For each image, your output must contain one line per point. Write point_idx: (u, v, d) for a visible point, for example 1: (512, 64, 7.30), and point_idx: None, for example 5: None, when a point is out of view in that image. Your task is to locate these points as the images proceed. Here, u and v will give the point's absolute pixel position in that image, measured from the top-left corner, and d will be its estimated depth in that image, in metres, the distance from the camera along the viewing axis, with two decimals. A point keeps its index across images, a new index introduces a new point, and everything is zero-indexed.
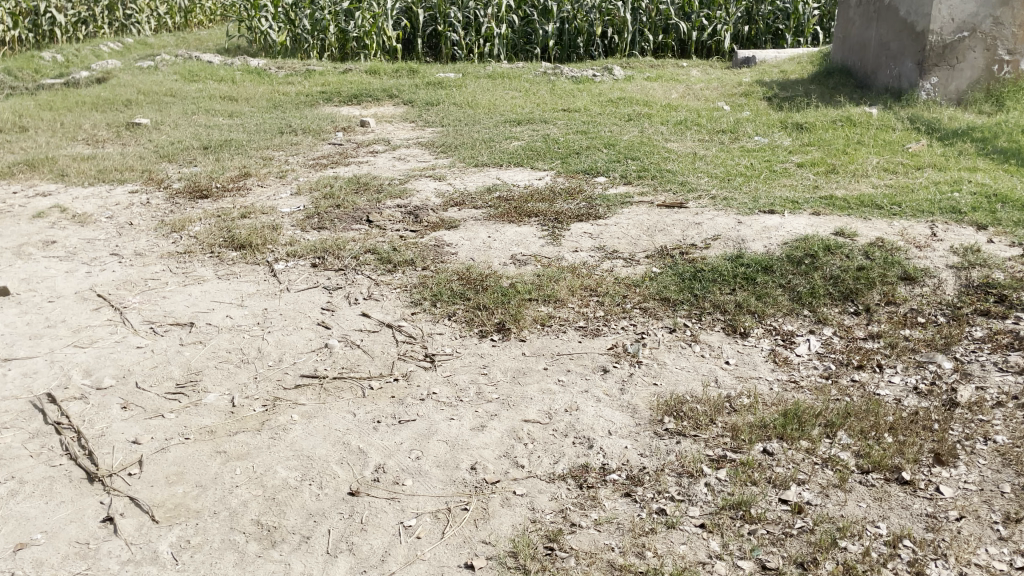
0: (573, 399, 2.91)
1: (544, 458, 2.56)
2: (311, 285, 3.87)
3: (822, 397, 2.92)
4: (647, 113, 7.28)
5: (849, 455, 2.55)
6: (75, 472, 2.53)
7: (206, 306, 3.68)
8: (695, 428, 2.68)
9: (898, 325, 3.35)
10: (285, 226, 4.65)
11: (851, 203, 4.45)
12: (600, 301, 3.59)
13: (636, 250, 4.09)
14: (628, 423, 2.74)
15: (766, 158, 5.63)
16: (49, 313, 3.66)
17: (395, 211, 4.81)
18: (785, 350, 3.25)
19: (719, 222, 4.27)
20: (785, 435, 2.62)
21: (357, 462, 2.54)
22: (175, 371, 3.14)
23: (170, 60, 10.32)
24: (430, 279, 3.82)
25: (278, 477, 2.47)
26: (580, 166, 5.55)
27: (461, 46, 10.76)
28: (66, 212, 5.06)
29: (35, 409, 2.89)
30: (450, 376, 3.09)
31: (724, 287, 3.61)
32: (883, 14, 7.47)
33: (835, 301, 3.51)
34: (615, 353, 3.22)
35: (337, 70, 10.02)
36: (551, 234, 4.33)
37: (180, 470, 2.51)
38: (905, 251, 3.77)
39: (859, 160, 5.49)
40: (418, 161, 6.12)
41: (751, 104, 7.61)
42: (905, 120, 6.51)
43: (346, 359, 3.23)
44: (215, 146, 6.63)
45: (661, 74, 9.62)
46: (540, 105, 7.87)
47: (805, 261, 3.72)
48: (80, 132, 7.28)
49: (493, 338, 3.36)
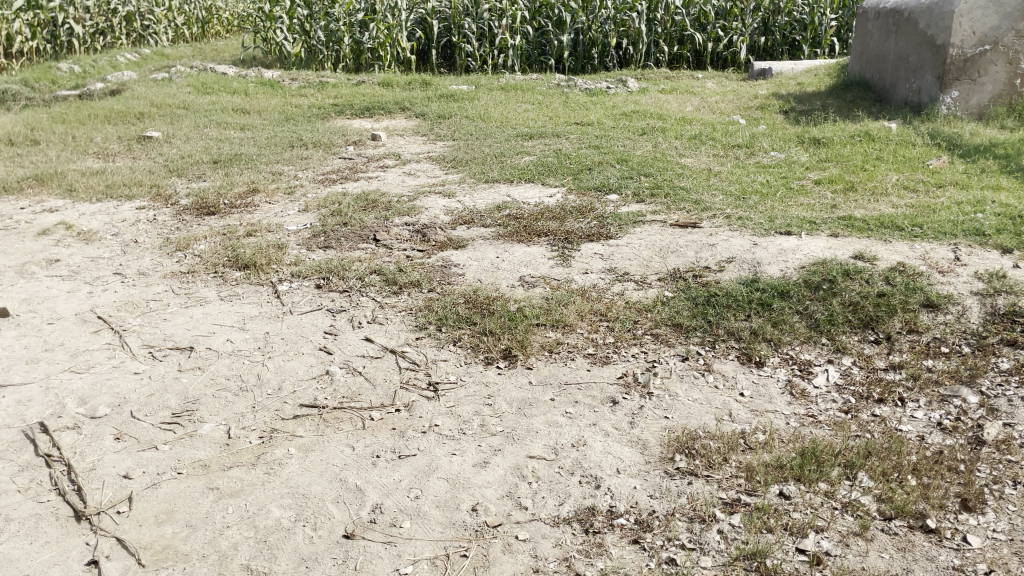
0: (580, 433, 2.80)
1: (548, 499, 2.46)
2: (314, 308, 3.79)
3: (841, 433, 2.79)
4: (661, 127, 7.17)
5: (870, 500, 2.42)
6: (62, 509, 2.45)
7: (207, 329, 3.60)
8: (707, 468, 2.57)
9: (921, 355, 3.22)
10: (290, 245, 4.57)
11: (870, 224, 4.32)
12: (610, 327, 3.48)
13: (647, 272, 3.97)
14: (637, 462, 2.62)
15: (782, 175, 5.50)
16: (48, 335, 3.59)
17: (403, 230, 4.72)
18: (802, 381, 3.12)
19: (733, 244, 4.15)
20: (803, 476, 2.50)
21: (354, 501, 2.44)
22: (171, 400, 3.05)
23: (184, 72, 10.31)
24: (436, 301, 3.72)
25: (271, 517, 2.38)
26: (592, 182, 5.45)
27: (475, 57, 10.71)
28: (72, 229, 5.00)
29: (27, 440, 2.82)
30: (453, 407, 2.98)
31: (739, 313, 3.49)
32: (903, 27, 7.34)
33: (854, 329, 3.39)
34: (625, 384, 3.11)
35: (350, 82, 9.96)
36: (561, 255, 4.23)
37: (170, 509, 2.43)
38: (927, 276, 3.64)
39: (878, 178, 5.35)
40: (428, 176, 6.04)
41: (767, 117, 7.49)
42: (925, 135, 6.36)
43: (347, 387, 3.13)
44: (225, 161, 6.58)
45: (675, 86, 9.50)
46: (554, 119, 7.78)
47: (823, 285, 3.60)
48: (91, 146, 7.26)
49: (499, 365, 3.25)
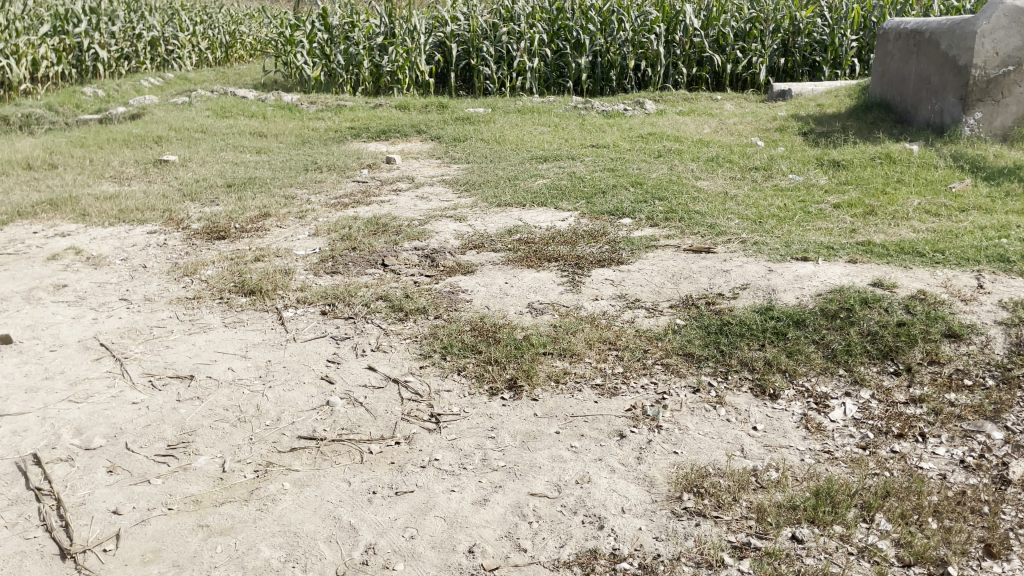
0: (585, 469, 2.70)
1: (549, 541, 2.37)
2: (318, 335, 3.71)
3: (859, 471, 2.66)
4: (678, 149, 7.09)
5: (889, 544, 2.30)
6: (48, 547, 2.41)
7: (208, 357, 3.53)
8: (717, 508, 2.46)
9: (943, 388, 3.09)
10: (297, 270, 4.51)
11: (890, 249, 4.19)
12: (619, 356, 3.37)
13: (659, 299, 3.87)
14: (643, 500, 2.52)
15: (801, 198, 5.39)
16: (49, 362, 3.54)
17: (412, 254, 4.65)
18: (818, 415, 2.99)
19: (748, 270, 4.04)
20: (816, 518, 2.38)
21: (347, 542, 2.38)
22: (167, 431, 2.98)
23: (204, 96, 10.36)
24: (442, 329, 3.64)
25: (260, 557, 2.33)
26: (605, 206, 5.36)
27: (493, 79, 10.68)
28: (81, 254, 4.98)
29: (18, 472, 2.76)
30: (454, 440, 2.89)
31: (753, 343, 3.38)
32: (924, 48, 7.23)
33: (872, 360, 3.27)
34: (633, 417, 3.00)
35: (367, 106, 9.97)
36: (571, 281, 4.13)
37: (158, 548, 2.39)
38: (949, 305, 3.52)
39: (899, 201, 5.21)
40: (440, 200, 5.97)
41: (787, 139, 7.37)
42: (948, 158, 6.23)
43: (347, 419, 3.05)
44: (238, 184, 6.56)
45: (693, 108, 9.42)
46: (569, 142, 7.71)
47: (840, 314, 3.48)
48: (108, 170, 7.28)
49: (504, 397, 3.15)
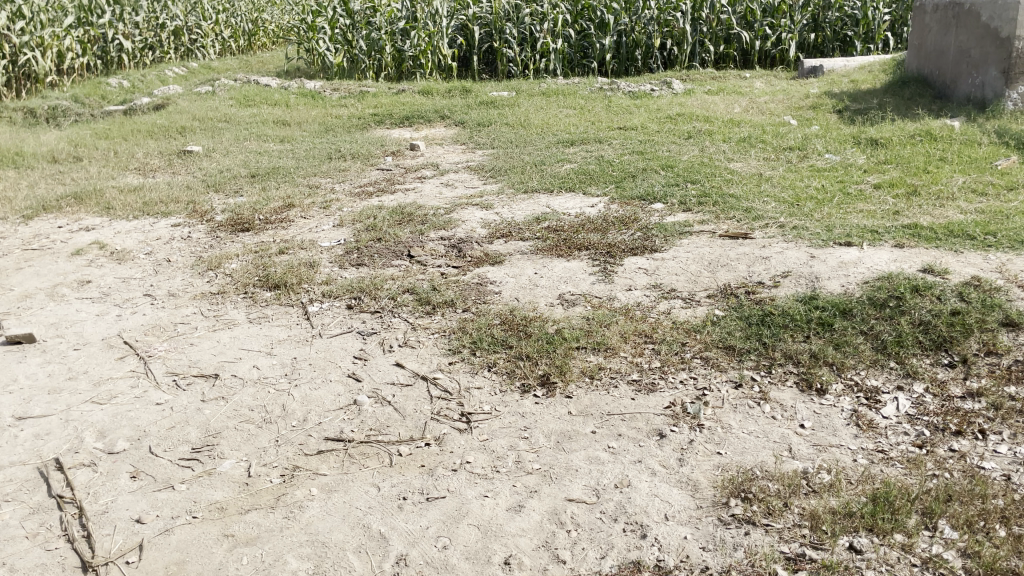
0: (624, 472, 2.57)
1: (589, 551, 2.25)
2: (344, 330, 3.60)
3: (916, 472, 2.51)
4: (708, 130, 6.89)
5: (954, 555, 2.15)
6: (70, 559, 2.33)
7: (233, 355, 3.44)
8: (767, 515, 2.32)
9: (1002, 381, 2.92)
10: (322, 262, 4.41)
11: (939, 232, 4.00)
12: (656, 350, 3.23)
13: (696, 288, 3.71)
14: (687, 506, 2.39)
15: (839, 179, 5.20)
16: (73, 362, 3.47)
17: (438, 245, 4.52)
18: (869, 411, 2.84)
19: (789, 257, 3.87)
20: (875, 526, 2.23)
21: (377, 552, 2.28)
22: (192, 434, 2.90)
23: (228, 85, 10.25)
24: (470, 323, 3.51)
25: (287, 569, 2.24)
26: (636, 191, 5.19)
27: (517, 62, 10.47)
28: (106, 249, 4.92)
29: (41, 478, 2.69)
30: (486, 442, 2.78)
31: (798, 335, 3.22)
32: (963, 20, 6.95)
33: (925, 351, 3.10)
34: (673, 414, 2.86)
35: (391, 92, 9.82)
36: (602, 271, 3.99)
37: (182, 559, 2.30)
38: (1005, 292, 3.34)
39: (944, 180, 5.00)
40: (466, 187, 5.84)
41: (821, 117, 7.13)
42: (992, 134, 5.97)
43: (375, 419, 2.95)
44: (262, 174, 6.47)
45: (722, 87, 9.19)
46: (596, 124, 7.53)
47: (889, 303, 3.32)
48: (132, 161, 7.23)
49: (537, 394, 3.02)
